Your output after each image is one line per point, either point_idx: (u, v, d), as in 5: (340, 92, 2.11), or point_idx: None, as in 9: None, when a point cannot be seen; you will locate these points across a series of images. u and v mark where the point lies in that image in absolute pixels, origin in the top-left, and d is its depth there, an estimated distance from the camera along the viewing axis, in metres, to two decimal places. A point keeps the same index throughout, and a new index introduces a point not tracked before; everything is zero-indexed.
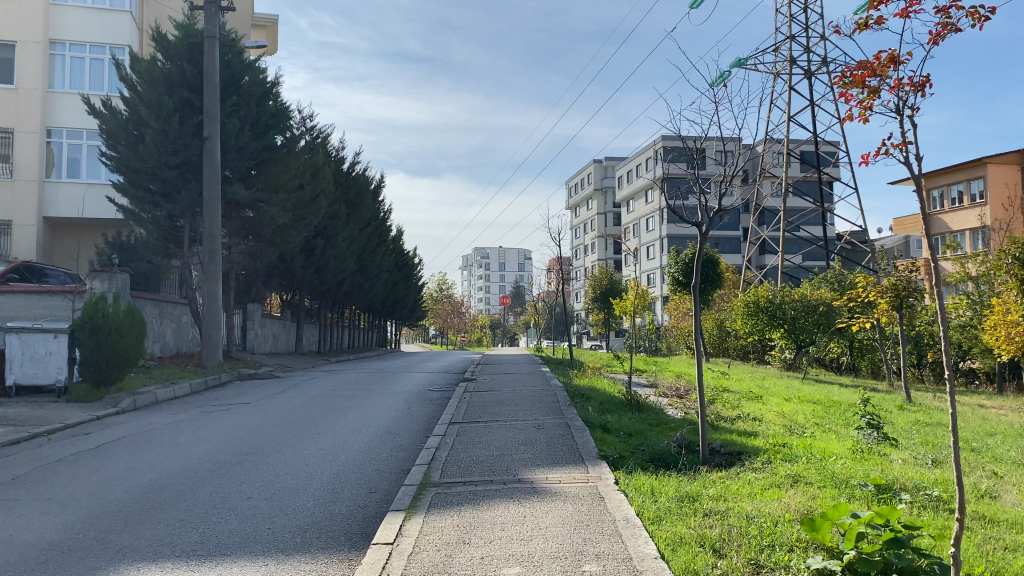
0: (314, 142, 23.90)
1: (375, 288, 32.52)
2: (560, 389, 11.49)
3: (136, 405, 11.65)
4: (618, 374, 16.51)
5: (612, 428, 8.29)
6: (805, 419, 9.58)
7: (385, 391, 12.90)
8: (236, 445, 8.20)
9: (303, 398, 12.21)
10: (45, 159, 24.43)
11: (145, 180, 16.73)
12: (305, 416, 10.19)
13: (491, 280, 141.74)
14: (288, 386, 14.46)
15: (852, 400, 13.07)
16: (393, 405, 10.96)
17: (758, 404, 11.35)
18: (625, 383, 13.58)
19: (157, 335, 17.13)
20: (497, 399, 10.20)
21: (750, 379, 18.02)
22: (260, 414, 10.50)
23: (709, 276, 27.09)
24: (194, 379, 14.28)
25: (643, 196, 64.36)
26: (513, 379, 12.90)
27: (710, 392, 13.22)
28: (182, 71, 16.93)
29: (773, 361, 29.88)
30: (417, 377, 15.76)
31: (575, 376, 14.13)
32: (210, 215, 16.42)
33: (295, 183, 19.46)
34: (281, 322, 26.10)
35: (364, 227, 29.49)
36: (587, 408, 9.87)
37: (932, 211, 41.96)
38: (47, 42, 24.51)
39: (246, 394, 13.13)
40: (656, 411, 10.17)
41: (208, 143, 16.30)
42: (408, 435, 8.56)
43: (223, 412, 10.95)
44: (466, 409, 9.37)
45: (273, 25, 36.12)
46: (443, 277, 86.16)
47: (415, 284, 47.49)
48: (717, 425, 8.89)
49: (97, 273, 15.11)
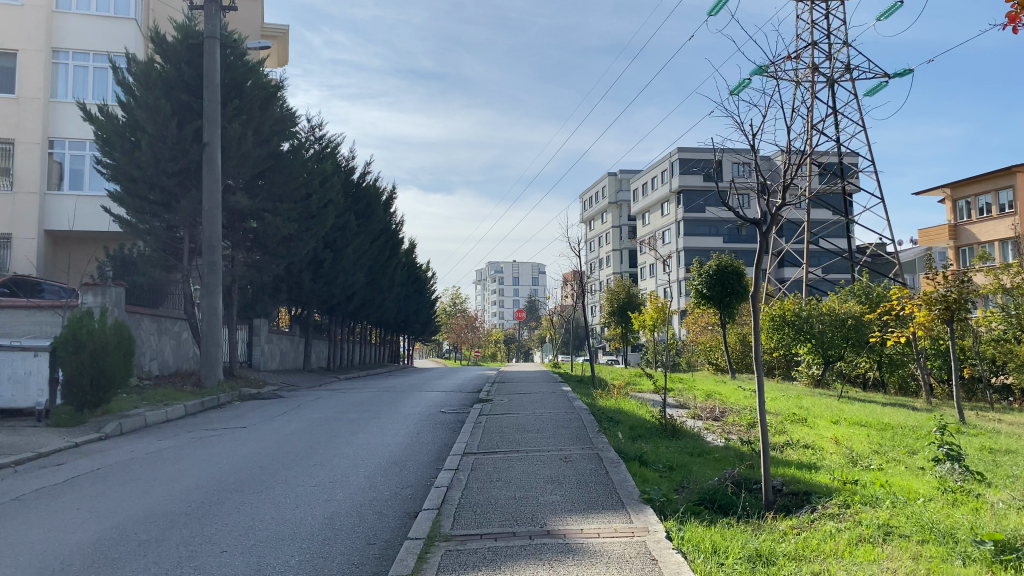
0: (323, 151, 22.97)
1: (387, 302, 31.58)
2: (585, 411, 10.42)
3: (122, 430, 10.65)
4: (644, 393, 15.39)
5: (650, 462, 7.21)
6: (863, 449, 8.47)
7: (394, 413, 11.86)
8: (220, 482, 7.17)
9: (304, 421, 11.17)
10: (46, 171, 23.67)
11: (143, 189, 15.81)
12: (303, 443, 9.16)
13: (504, 294, 140.97)
14: (290, 407, 13.40)
15: (906, 423, 11.87)
16: (401, 430, 9.92)
17: (804, 429, 10.25)
18: (655, 404, 12.51)
19: (154, 352, 16.23)
20: (517, 424, 9.16)
21: (786, 397, 16.81)
22: (254, 441, 9.48)
23: (733, 289, 26.07)
24: (189, 400, 13.27)
25: (660, 208, 63.35)
26: (533, 399, 11.83)
27: (749, 413, 12.10)
28: (181, 73, 16.08)
29: (799, 376, 28.70)
30: (429, 397, 14.66)
31: (599, 395, 13.07)
32: (210, 226, 15.51)
33: (301, 192, 18.51)
34: (289, 338, 25.18)
35: (375, 239, 28.53)
36: (617, 434, 8.82)
37: (958, 221, 40.70)
38: (50, 50, 23.81)
39: (243, 417, 12.11)
40: (694, 439, 9.10)
41: (207, 149, 15.40)
42: (416, 468, 7.52)
43: (214, 438, 9.92)
44: (482, 437, 8.34)
45: (282, 35, 35.44)
46: (456, 291, 85.27)
47: (427, 298, 46.57)
48: (767, 457, 7.79)
49: (89, 287, 14.20)
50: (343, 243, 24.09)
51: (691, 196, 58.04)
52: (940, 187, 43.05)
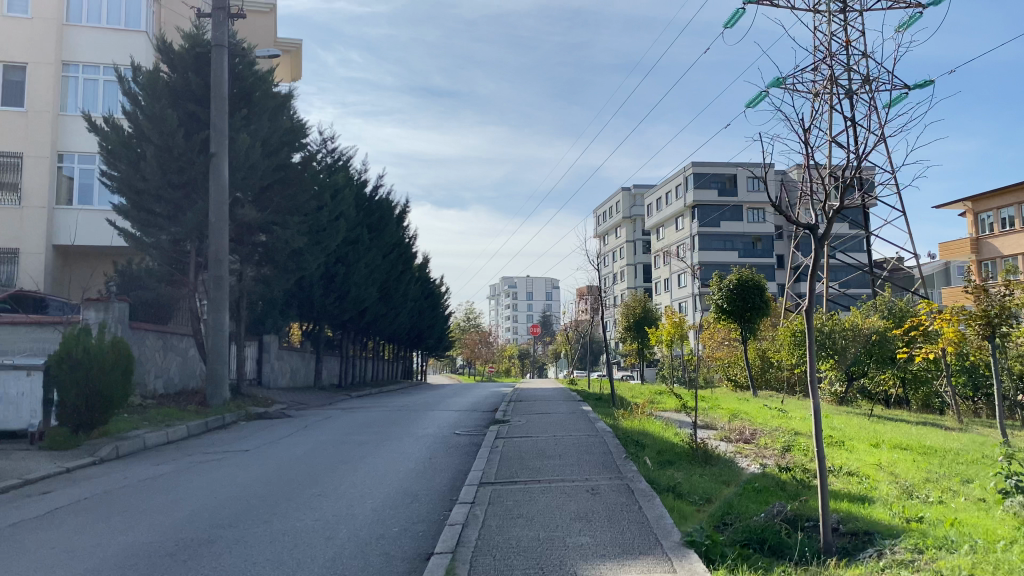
0: (334, 164, 22.51)
1: (399, 317, 31.03)
2: (609, 434, 9.77)
3: (119, 454, 10.07)
4: (668, 413, 14.71)
5: (686, 495, 6.56)
6: (913, 480, 7.76)
7: (405, 435, 11.22)
8: (214, 515, 6.56)
9: (310, 444, 10.56)
10: (55, 185, 23.32)
11: (148, 202, 15.32)
12: (308, 469, 8.54)
13: (518, 309, 140.30)
14: (297, 428, 12.79)
15: (952, 447, 11.11)
16: (412, 455, 9.29)
17: (844, 454, 9.55)
18: (681, 426, 11.82)
19: (159, 370, 15.72)
20: (537, 448, 8.51)
21: (813, 415, 16.14)
22: (257, 466, 8.88)
23: (756, 304, 25.38)
24: (193, 421, 12.70)
25: (675, 222, 62.64)
26: (553, 420, 11.18)
27: (783, 435, 11.39)
28: (188, 82, 15.61)
29: (823, 394, 27.88)
30: (443, 417, 14.02)
31: (621, 416, 12.40)
32: (217, 239, 14.99)
33: (311, 204, 17.98)
34: (300, 354, 24.67)
35: (388, 253, 28.04)
36: (645, 461, 8.18)
37: (981, 235, 39.80)
38: (60, 63, 23.48)
39: (247, 439, 11.50)
40: (729, 466, 8.45)
41: (214, 160, 14.92)
42: (429, 501, 6.90)
43: (214, 463, 9.31)
44: (500, 464, 7.71)
45: (296, 49, 35.13)
46: (470, 307, 84.72)
47: (440, 314, 45.94)
48: (812, 489, 7.12)
49: (92, 302, 13.72)
50: (355, 257, 23.62)
51: (706, 210, 57.41)
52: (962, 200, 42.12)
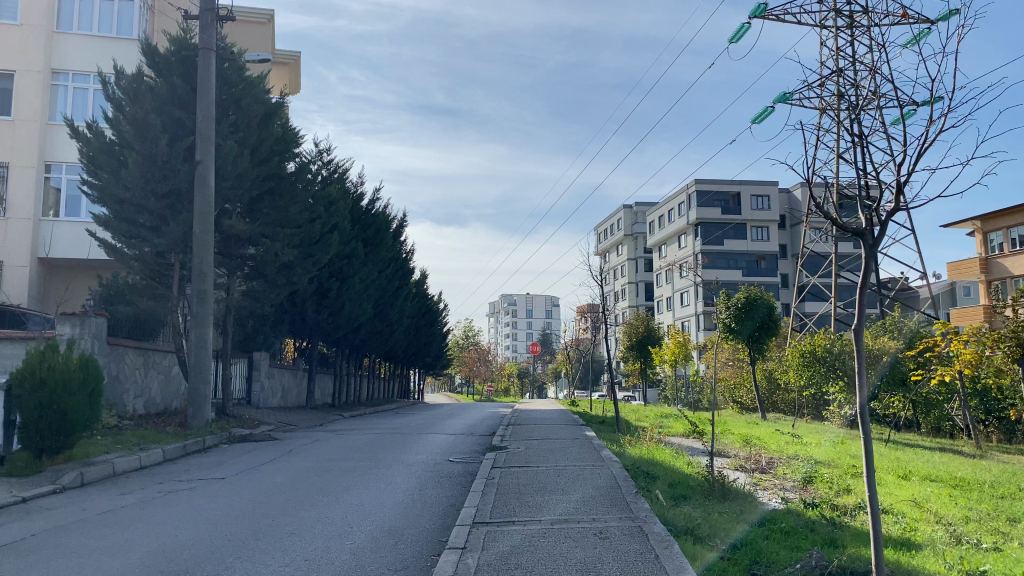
0: (330, 176, 21.83)
1: (395, 334, 30.21)
2: (617, 464, 8.97)
3: (83, 481, 9.21)
4: (678, 439, 13.92)
5: (708, 539, 5.79)
6: (956, 521, 6.96)
7: (396, 462, 10.40)
8: (171, 559, 5.78)
9: (293, 471, 9.76)
10: (42, 197, 22.60)
11: (130, 212, 14.60)
12: (285, 502, 7.73)
13: (518, 327, 139.49)
14: (281, 453, 11.98)
15: (985, 478, 10.32)
16: (401, 486, 8.47)
17: (874, 488, 8.76)
18: (692, 454, 11.03)
19: (140, 389, 14.96)
20: (536, 481, 7.72)
21: (829, 442, 15.27)
22: (231, 497, 8.09)
23: (764, 323, 24.67)
24: (169, 444, 11.89)
25: (676, 241, 61.94)
26: (554, 448, 10.36)
27: (803, 465, 10.60)
28: (174, 88, 14.92)
29: (832, 416, 27.06)
30: (438, 441, 13.21)
31: (628, 442, 11.61)
32: (201, 252, 14.24)
33: (303, 216, 17.23)
34: (292, 373, 23.87)
35: (385, 267, 27.24)
36: (658, 496, 7.40)
37: (989, 255, 39.03)
38: (49, 71, 22.82)
39: (226, 465, 10.68)
40: (750, 502, 7.68)
41: (200, 168, 14.22)
42: (415, 543, 6.12)
43: (184, 492, 8.51)
44: (496, 500, 6.91)
45: (294, 61, 34.59)
46: (468, 324, 83.85)
47: (439, 331, 45.18)
48: (850, 533, 6.32)
49: (67, 317, 13.01)
50: (350, 272, 22.92)
51: (708, 228, 56.78)
52: (970, 219, 41.40)
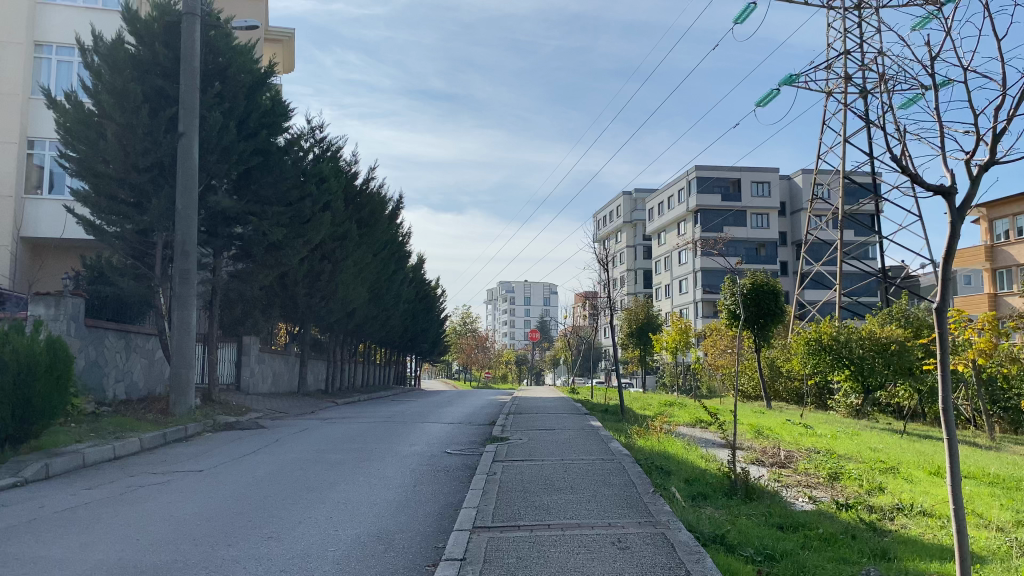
0: (321, 156, 20.97)
1: (390, 320, 29.45)
2: (628, 458, 8.24)
3: (48, 474, 8.45)
4: (687, 430, 13.22)
5: (742, 548, 5.08)
6: (1008, 527, 6.24)
7: (388, 454, 9.66)
8: (128, 570, 5.04)
9: (277, 463, 9.03)
10: (24, 174, 21.72)
11: (109, 187, 13.78)
12: (265, 500, 6.99)
13: (515, 314, 138.84)
14: (266, 443, 11.24)
15: (1016, 474, 9.62)
16: (393, 482, 7.74)
17: (905, 486, 8.06)
18: (704, 447, 10.33)
19: (121, 373, 14.24)
20: (542, 478, 6.97)
21: (843, 433, 14.55)
22: (207, 494, 7.35)
23: (770, 309, 23.94)
24: (147, 432, 11.16)
25: (676, 227, 61.21)
26: (558, 440, 9.62)
27: (825, 459, 9.91)
28: (156, 55, 14.09)
29: (838, 406, 26.42)
30: (434, 430, 12.45)
31: (635, 433, 10.89)
32: (184, 229, 13.45)
33: (293, 193, 16.43)
34: (283, 358, 23.13)
35: (380, 251, 26.45)
36: (677, 496, 6.69)
37: (994, 243, 38.24)
38: (31, 43, 21.91)
39: (206, 455, 9.95)
40: (777, 503, 6.95)
41: (183, 140, 13.41)
42: (406, 550, 5.39)
43: (157, 486, 7.78)
44: (498, 500, 6.17)
45: (288, 39, 33.66)
46: (465, 310, 82.94)
47: (435, 317, 44.43)
48: (899, 543, 5.60)
49: (42, 297, 12.29)
50: (343, 254, 22.12)
51: (709, 215, 55.91)
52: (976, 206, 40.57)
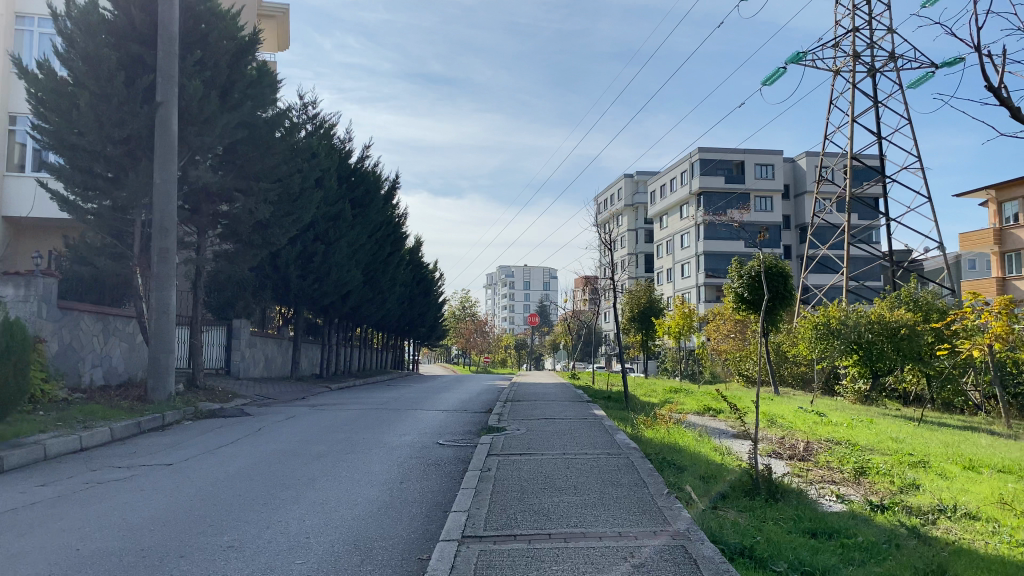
0: (313, 132, 20.19)
1: (387, 303, 28.72)
2: (638, 452, 7.50)
3: (3, 468, 7.68)
4: (696, 418, 12.51)
5: (777, 564, 4.32)
6: None
7: (377, 445, 8.94)
8: None
9: (256, 455, 8.31)
10: (7, 151, 20.74)
11: (85, 160, 12.97)
12: (233, 501, 6.25)
13: (516, 298, 138.23)
14: (248, 432, 10.51)
15: None
16: (376, 479, 7.01)
17: (940, 483, 7.35)
18: (717, 439, 9.62)
19: (98, 358, 13.51)
20: (543, 476, 6.23)
21: (859, 422, 13.79)
22: (170, 492, 6.62)
23: (777, 292, 23.18)
24: (121, 421, 10.43)
25: (677, 210, 60.40)
26: (559, 430, 8.89)
27: (846, 451, 9.20)
28: (132, 20, 13.27)
29: (846, 392, 25.72)
30: (428, 418, 11.73)
31: (642, 423, 10.17)
32: (163, 206, 12.67)
33: (281, 169, 15.65)
34: (276, 342, 22.41)
35: (375, 232, 25.66)
36: (693, 497, 5.96)
37: (1003, 225, 37.33)
38: (12, 15, 20.92)
39: (180, 446, 9.19)
40: (804, 504, 6.22)
41: (161, 111, 12.59)
42: (385, 563, 4.66)
43: (118, 483, 7.04)
44: (495, 503, 5.44)
45: (282, 15, 32.78)
46: (465, 294, 82.15)
47: (433, 300, 43.73)
48: (950, 555, 4.87)
49: (9, 277, 11.54)
50: (337, 235, 21.35)
51: (712, 197, 55.04)
52: (984, 188, 39.69)
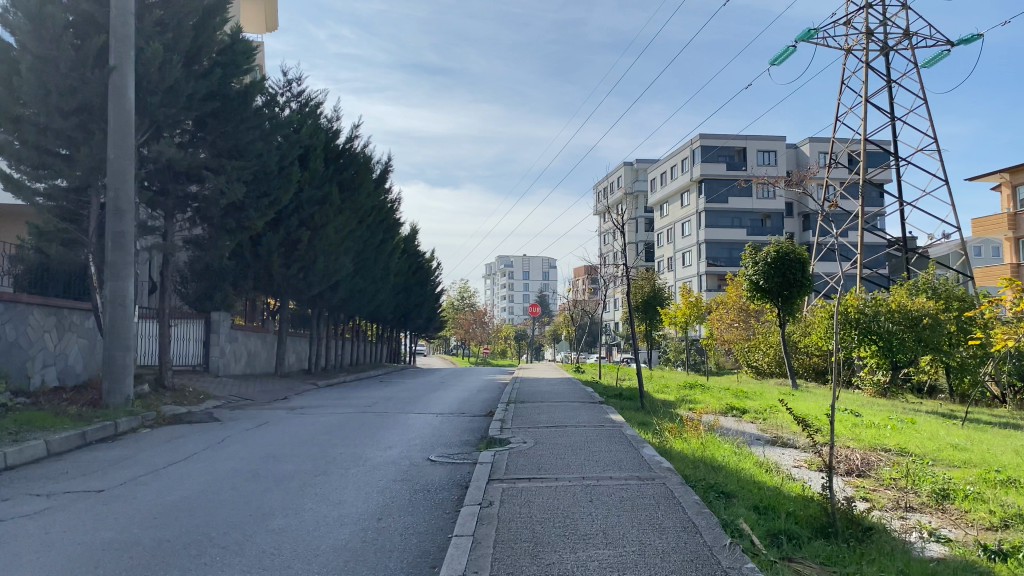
0: (296, 111, 18.75)
1: (379, 293, 27.20)
2: (675, 474, 6.04)
3: None
4: (724, 422, 11.03)
5: None
6: None
7: (356, 464, 7.48)
8: None
9: (208, 479, 6.86)
10: None
11: (31, 134, 11.49)
12: (157, 550, 4.81)
13: (514, 289, 136.64)
14: (211, 443, 9.06)
15: None
16: (349, 515, 5.55)
17: None
18: (758, 452, 8.15)
19: (51, 356, 12.06)
20: (565, 516, 4.78)
21: (901, 423, 12.33)
22: (79, 535, 5.17)
23: (797, 279, 21.63)
24: (60, 432, 8.98)
25: (679, 197, 58.85)
26: (572, 444, 7.42)
27: (911, 465, 7.73)
28: None
29: (864, 384, 24.28)
30: (420, 425, 10.29)
31: (666, 431, 8.72)
32: (117, 185, 11.20)
33: (256, 145, 14.12)
34: (259, 335, 20.92)
35: (367, 218, 24.13)
36: (760, 546, 4.52)
37: (1018, 210, 35.79)
38: None
39: (124, 465, 7.74)
40: (899, 550, 4.78)
41: (114, 76, 11.11)
42: None
43: (22, 520, 5.62)
44: (504, 563, 4.00)
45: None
46: (464, 285, 80.36)
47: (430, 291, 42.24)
48: None
49: None
50: (323, 220, 19.80)
51: (713, 185, 53.55)
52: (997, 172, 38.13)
